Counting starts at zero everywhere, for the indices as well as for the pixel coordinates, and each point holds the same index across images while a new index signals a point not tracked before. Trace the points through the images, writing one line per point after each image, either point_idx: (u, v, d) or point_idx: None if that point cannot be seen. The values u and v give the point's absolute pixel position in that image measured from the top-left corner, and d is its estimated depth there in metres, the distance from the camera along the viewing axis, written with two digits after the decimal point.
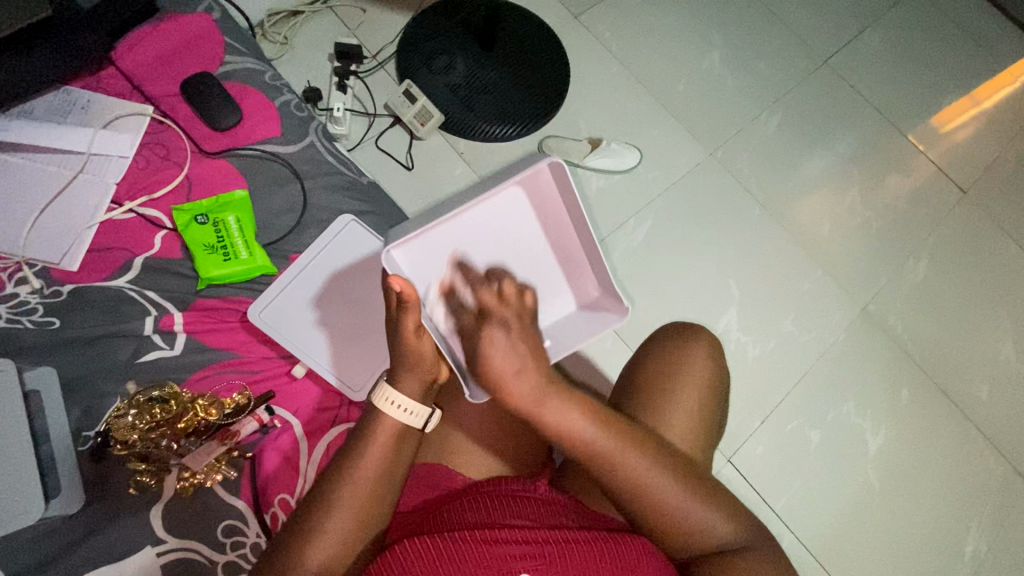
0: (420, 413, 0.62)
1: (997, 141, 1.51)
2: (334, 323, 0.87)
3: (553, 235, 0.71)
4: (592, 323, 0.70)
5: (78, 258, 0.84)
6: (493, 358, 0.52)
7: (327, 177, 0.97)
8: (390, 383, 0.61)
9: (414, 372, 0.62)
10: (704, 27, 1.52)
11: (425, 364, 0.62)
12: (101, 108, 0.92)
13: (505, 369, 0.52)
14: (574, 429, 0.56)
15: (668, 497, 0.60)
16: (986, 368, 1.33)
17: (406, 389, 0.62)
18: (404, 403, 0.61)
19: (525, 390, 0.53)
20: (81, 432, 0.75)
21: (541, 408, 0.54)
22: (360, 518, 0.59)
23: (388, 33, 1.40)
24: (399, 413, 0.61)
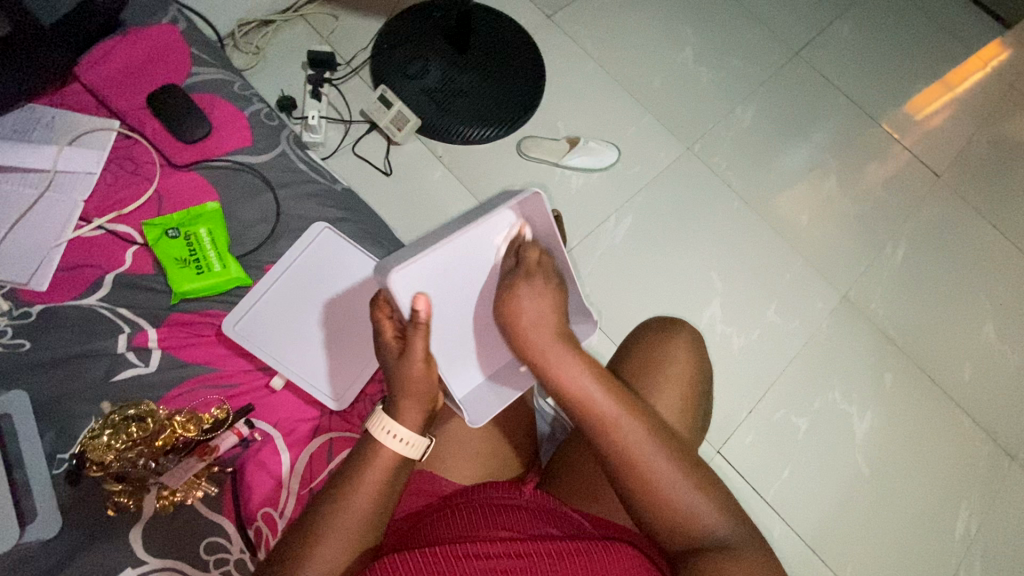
0: (417, 445, 0.61)
1: (970, 125, 1.53)
2: (321, 338, 0.86)
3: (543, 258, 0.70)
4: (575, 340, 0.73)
5: (47, 278, 0.82)
6: (518, 303, 0.60)
7: (301, 185, 0.96)
8: (391, 414, 0.61)
9: (409, 403, 0.61)
10: (677, 24, 1.53)
11: (421, 391, 0.61)
12: (66, 125, 0.91)
13: (527, 315, 0.60)
14: (578, 386, 0.59)
15: (660, 476, 0.59)
16: (968, 350, 1.34)
17: (404, 419, 0.61)
18: (402, 434, 0.60)
19: (541, 338, 0.60)
20: (55, 455, 0.73)
21: (550, 360, 0.59)
22: (353, 538, 0.58)
23: (362, 40, 1.40)
24: (397, 444, 0.60)
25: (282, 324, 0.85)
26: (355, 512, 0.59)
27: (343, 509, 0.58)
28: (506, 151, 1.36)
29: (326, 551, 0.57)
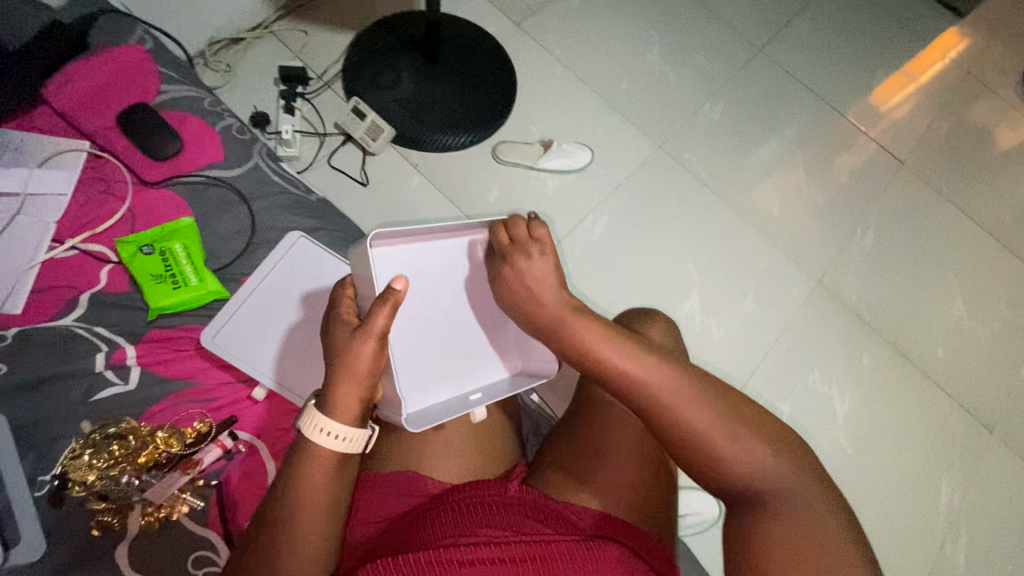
0: (356, 440, 0.61)
1: (930, 112, 1.58)
2: (292, 336, 0.87)
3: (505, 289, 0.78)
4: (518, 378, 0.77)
5: (21, 300, 0.82)
6: (532, 275, 0.68)
7: (275, 198, 0.97)
8: (325, 411, 0.60)
9: (346, 393, 0.61)
10: (643, 26, 1.57)
11: (367, 377, 0.61)
12: (35, 148, 0.91)
13: (539, 284, 0.67)
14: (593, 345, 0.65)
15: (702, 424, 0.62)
16: (941, 328, 1.38)
17: (339, 415, 0.61)
18: (338, 431, 0.60)
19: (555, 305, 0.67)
20: (36, 478, 0.73)
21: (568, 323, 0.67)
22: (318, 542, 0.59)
23: (333, 54, 1.41)
24: (333, 442, 0.60)
25: (260, 333, 0.86)
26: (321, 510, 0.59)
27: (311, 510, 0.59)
28: (481, 157, 1.38)
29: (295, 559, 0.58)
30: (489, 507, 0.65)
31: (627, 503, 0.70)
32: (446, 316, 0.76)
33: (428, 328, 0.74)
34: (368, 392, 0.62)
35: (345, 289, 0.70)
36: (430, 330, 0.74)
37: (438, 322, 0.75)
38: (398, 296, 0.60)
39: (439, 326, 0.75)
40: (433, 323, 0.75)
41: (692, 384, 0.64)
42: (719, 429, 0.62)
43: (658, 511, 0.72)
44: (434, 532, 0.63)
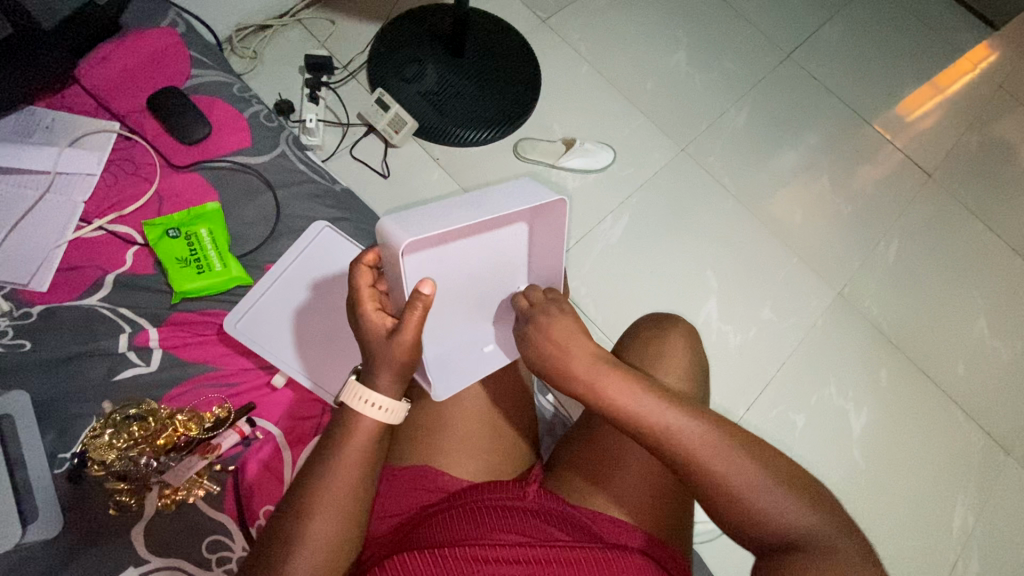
0: (395, 410, 0.61)
1: (959, 125, 1.55)
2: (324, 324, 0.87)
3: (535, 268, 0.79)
4: None
5: (47, 279, 0.83)
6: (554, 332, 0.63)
7: (300, 186, 0.97)
8: (364, 382, 0.60)
9: (385, 370, 0.60)
10: (669, 27, 1.55)
11: (403, 363, 0.60)
12: (66, 127, 0.92)
13: (562, 336, 0.63)
14: (635, 403, 0.58)
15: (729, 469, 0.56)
16: (962, 345, 1.36)
17: (381, 387, 0.61)
18: (379, 401, 0.60)
19: (583, 363, 0.61)
20: (57, 455, 0.73)
21: (598, 379, 0.60)
22: (336, 531, 0.58)
23: (359, 44, 1.41)
24: (375, 412, 0.60)
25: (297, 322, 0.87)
26: (335, 497, 0.58)
27: (326, 497, 0.58)
28: (502, 153, 1.37)
29: (311, 549, 0.57)
30: (504, 510, 0.65)
31: (647, 508, 0.69)
32: (465, 270, 0.76)
33: (448, 282, 0.75)
34: (406, 372, 0.61)
35: (365, 257, 0.66)
36: (450, 281, 0.75)
37: (460, 277, 0.76)
38: (427, 300, 0.58)
39: (460, 279, 0.76)
40: (455, 278, 0.75)
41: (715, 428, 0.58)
42: (762, 481, 0.56)
43: (676, 520, 0.71)
44: (450, 529, 0.63)
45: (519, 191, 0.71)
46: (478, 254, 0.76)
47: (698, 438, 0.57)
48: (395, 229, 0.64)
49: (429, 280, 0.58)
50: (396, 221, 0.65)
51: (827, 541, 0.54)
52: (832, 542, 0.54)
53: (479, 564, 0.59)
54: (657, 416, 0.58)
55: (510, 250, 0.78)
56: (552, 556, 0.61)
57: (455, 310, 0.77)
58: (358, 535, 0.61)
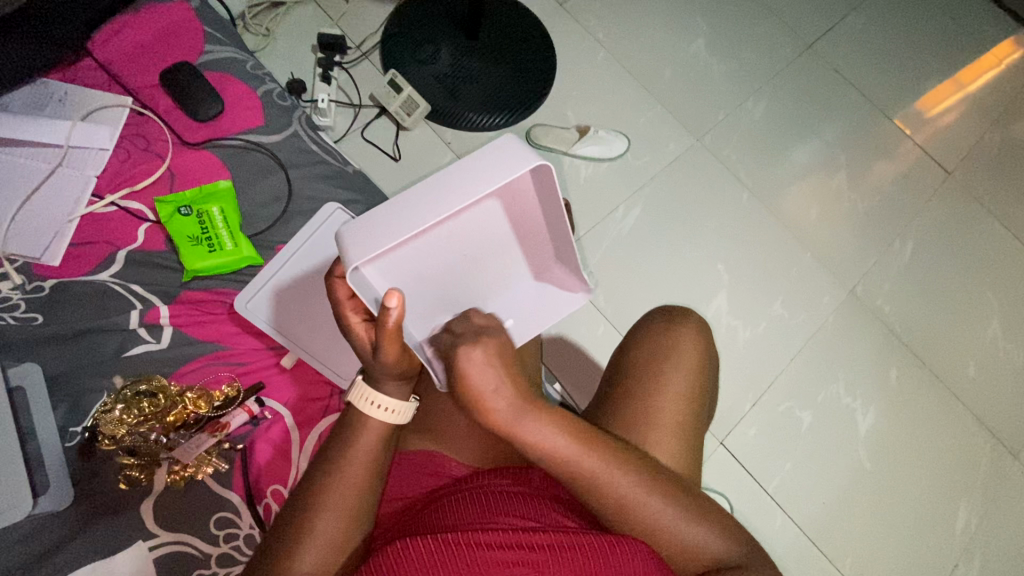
0: (402, 411, 0.62)
1: (981, 123, 1.52)
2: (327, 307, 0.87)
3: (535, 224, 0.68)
4: (552, 302, 0.71)
5: (59, 253, 0.83)
6: (469, 382, 0.52)
7: (312, 166, 0.96)
8: (370, 384, 0.61)
9: (383, 372, 0.60)
10: (689, 14, 1.51)
11: (399, 366, 0.60)
12: (79, 100, 0.91)
13: (482, 385, 0.52)
14: (552, 448, 0.56)
15: (655, 511, 0.61)
16: (973, 347, 1.34)
17: (386, 388, 0.61)
18: (386, 403, 0.61)
19: (504, 411, 0.53)
20: (68, 429, 0.74)
21: (517, 425, 0.54)
22: (345, 510, 0.59)
23: (372, 24, 1.39)
24: (380, 413, 0.61)
25: (298, 309, 0.86)
26: (347, 476, 0.59)
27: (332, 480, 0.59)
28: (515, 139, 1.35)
29: (318, 531, 0.57)
30: (510, 498, 0.64)
31: None
32: (443, 242, 0.67)
33: (431, 258, 0.67)
34: (407, 373, 0.61)
35: (335, 268, 0.61)
36: (432, 256, 0.67)
37: (441, 250, 0.68)
38: (396, 313, 0.53)
39: (445, 252, 0.68)
40: (438, 253, 0.67)
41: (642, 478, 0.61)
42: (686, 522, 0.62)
43: None
44: (457, 512, 0.63)
45: (493, 155, 0.59)
46: (464, 223, 0.67)
47: (610, 477, 0.59)
48: (354, 241, 0.57)
49: (393, 292, 0.53)
50: (357, 225, 0.58)
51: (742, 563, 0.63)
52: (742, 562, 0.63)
53: (485, 550, 0.57)
54: (579, 459, 0.57)
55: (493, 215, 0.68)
56: (560, 543, 0.59)
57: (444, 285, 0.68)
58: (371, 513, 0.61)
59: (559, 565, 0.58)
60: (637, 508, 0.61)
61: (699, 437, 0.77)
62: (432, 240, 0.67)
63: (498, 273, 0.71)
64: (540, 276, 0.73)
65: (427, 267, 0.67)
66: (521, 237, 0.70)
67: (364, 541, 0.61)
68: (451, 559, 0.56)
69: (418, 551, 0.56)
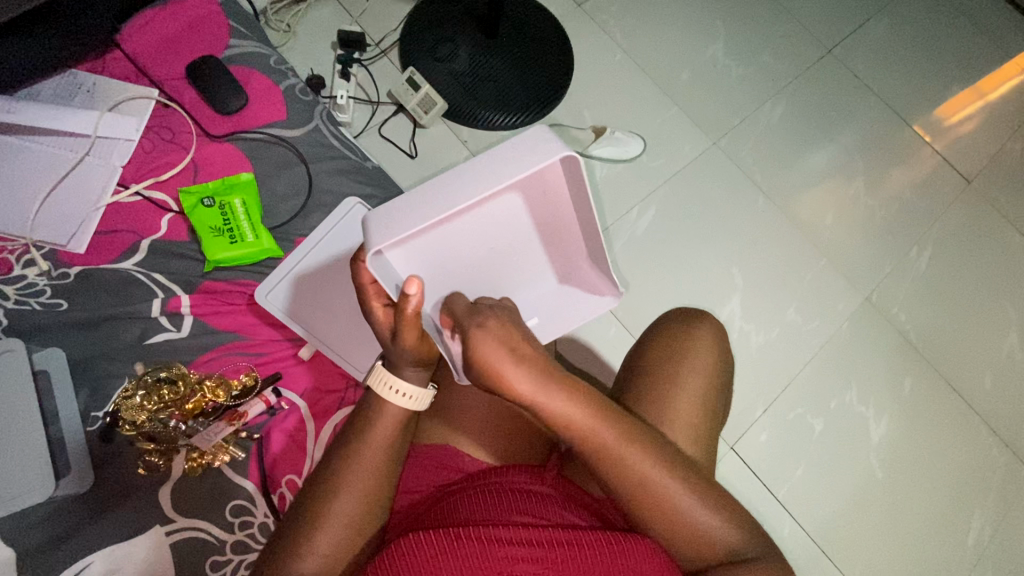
0: (421, 398, 0.62)
1: (1002, 131, 1.50)
2: (345, 302, 0.87)
3: (564, 219, 0.66)
4: (579, 300, 0.70)
5: (85, 241, 0.84)
6: (485, 354, 0.51)
7: (332, 161, 0.97)
8: (390, 370, 0.62)
9: (405, 359, 0.61)
10: (708, 17, 1.51)
11: (420, 351, 0.61)
12: (107, 91, 0.93)
13: (495, 358, 0.52)
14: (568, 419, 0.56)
15: (670, 498, 0.59)
16: (989, 358, 1.33)
17: (406, 375, 0.62)
18: (405, 389, 0.61)
19: (526, 382, 0.53)
20: (89, 413, 0.75)
21: (539, 395, 0.54)
22: (361, 501, 0.59)
23: (392, 22, 1.40)
24: (400, 400, 0.61)
25: (315, 301, 0.86)
26: (362, 468, 0.60)
27: (348, 470, 0.59)
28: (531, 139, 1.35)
29: (332, 523, 0.58)
30: (522, 495, 0.64)
31: None
32: (469, 229, 0.66)
33: (455, 247, 0.66)
34: (428, 357, 0.62)
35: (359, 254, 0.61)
36: (458, 246, 0.66)
37: (464, 239, 0.66)
38: (415, 301, 0.54)
39: (470, 242, 0.66)
40: (462, 243, 0.66)
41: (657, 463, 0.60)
42: (701, 513, 0.60)
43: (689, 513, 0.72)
44: (469, 506, 0.63)
45: (523, 147, 0.58)
46: (490, 214, 0.66)
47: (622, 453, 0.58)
48: (377, 229, 0.57)
49: (415, 279, 0.53)
50: (381, 216, 0.58)
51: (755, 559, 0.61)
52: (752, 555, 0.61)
53: (494, 547, 0.57)
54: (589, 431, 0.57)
55: (521, 205, 0.66)
56: (569, 542, 0.59)
57: (466, 277, 0.67)
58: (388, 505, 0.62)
59: (572, 563, 0.58)
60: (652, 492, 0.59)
61: (712, 439, 0.77)
62: (457, 233, 0.65)
63: (521, 269, 0.70)
64: (565, 279, 0.72)
65: (450, 260, 0.66)
66: (547, 231, 0.68)
67: (378, 531, 0.62)
68: (465, 554, 0.56)
69: (432, 545, 0.57)
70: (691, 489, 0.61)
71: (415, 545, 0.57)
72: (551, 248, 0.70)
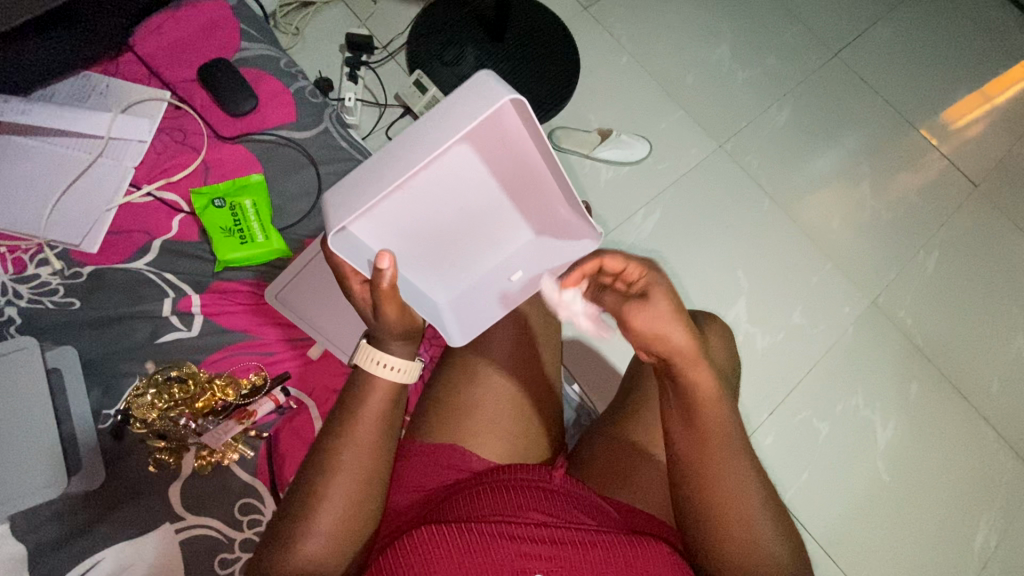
0: (409, 370, 0.64)
1: (1009, 135, 1.50)
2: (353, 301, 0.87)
3: (524, 164, 0.67)
4: (553, 249, 0.72)
5: (97, 241, 0.85)
6: (638, 313, 0.58)
7: (341, 163, 0.98)
8: (377, 346, 0.63)
9: (393, 334, 0.63)
10: (714, 20, 1.51)
11: (404, 323, 0.62)
12: (120, 94, 0.94)
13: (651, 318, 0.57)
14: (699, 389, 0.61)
15: (747, 492, 0.60)
16: (997, 362, 1.32)
17: (391, 349, 0.64)
18: (393, 362, 0.63)
19: (678, 341, 0.58)
20: (101, 411, 0.76)
21: (684, 360, 0.60)
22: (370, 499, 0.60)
23: (399, 25, 1.41)
24: (389, 373, 0.63)
25: (323, 301, 0.86)
26: (364, 467, 0.60)
27: (356, 469, 0.59)
28: None
29: (341, 522, 0.58)
30: (531, 494, 0.64)
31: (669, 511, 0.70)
32: (431, 194, 0.68)
33: (421, 215, 0.69)
34: (411, 329, 0.64)
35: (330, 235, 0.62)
36: (423, 212, 0.69)
37: (431, 201, 0.69)
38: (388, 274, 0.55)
39: (434, 206, 0.69)
40: (428, 204, 0.69)
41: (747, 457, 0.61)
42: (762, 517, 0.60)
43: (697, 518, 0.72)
44: (479, 505, 0.63)
45: (464, 100, 0.59)
46: (450, 171, 0.68)
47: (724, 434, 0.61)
48: (337, 207, 0.61)
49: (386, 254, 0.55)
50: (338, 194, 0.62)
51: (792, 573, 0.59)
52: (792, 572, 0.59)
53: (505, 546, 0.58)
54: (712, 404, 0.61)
55: (480, 157, 0.68)
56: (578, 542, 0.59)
57: (440, 238, 0.72)
58: (378, 504, 0.62)
59: (577, 564, 0.58)
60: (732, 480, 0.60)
61: None
62: (423, 195, 0.68)
63: (496, 223, 0.73)
64: (540, 228, 0.74)
65: (421, 222, 0.69)
66: (513, 180, 0.70)
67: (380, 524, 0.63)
68: (470, 556, 0.57)
69: (439, 546, 0.57)
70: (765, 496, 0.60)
71: (425, 543, 0.57)
72: (521, 197, 0.72)
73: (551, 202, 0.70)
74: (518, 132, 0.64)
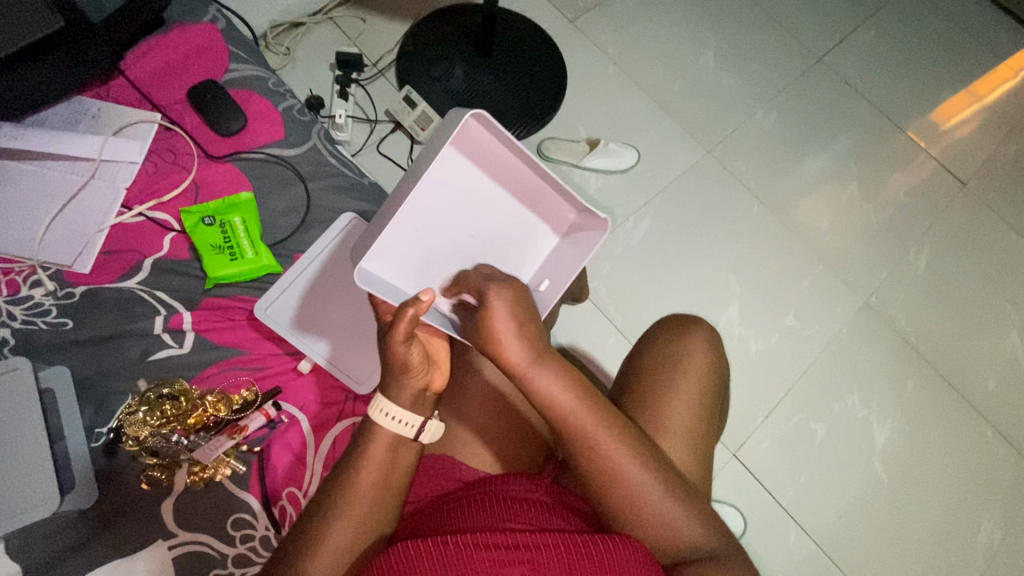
0: (414, 424, 0.63)
1: (997, 134, 1.51)
2: (342, 317, 0.89)
3: (517, 181, 0.72)
4: (578, 243, 0.71)
5: (90, 261, 0.87)
6: (495, 318, 0.56)
7: (329, 178, 1.00)
8: (384, 394, 0.63)
9: (403, 384, 0.63)
10: (700, 30, 1.53)
11: (415, 373, 0.63)
12: (111, 116, 0.96)
13: (502, 325, 0.56)
14: (560, 400, 0.58)
15: (650, 494, 0.60)
16: (994, 360, 1.32)
17: (400, 400, 0.64)
18: (401, 416, 0.63)
19: (521, 353, 0.56)
20: (94, 429, 0.78)
21: (532, 370, 0.57)
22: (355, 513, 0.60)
23: (388, 42, 1.44)
24: (394, 425, 0.63)
25: (315, 316, 0.88)
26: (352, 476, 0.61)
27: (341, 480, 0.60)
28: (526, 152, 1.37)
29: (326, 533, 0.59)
30: (513, 501, 0.65)
31: None
32: (435, 228, 0.70)
33: (441, 251, 0.71)
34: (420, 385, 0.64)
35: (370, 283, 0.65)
36: (433, 249, 0.70)
37: (451, 239, 0.71)
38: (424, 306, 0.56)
39: (451, 239, 0.71)
40: (450, 242, 0.71)
41: (637, 460, 0.61)
42: (676, 512, 0.61)
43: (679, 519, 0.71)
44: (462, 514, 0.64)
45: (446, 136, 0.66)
46: (461, 206, 0.71)
47: (595, 441, 0.60)
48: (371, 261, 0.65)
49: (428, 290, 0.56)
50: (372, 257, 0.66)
51: (719, 559, 0.61)
52: (723, 558, 0.62)
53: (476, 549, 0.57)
54: (574, 412, 0.59)
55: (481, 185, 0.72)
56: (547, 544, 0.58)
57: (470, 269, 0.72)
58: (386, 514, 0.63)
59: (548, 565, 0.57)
60: (631, 486, 0.60)
61: (711, 442, 0.78)
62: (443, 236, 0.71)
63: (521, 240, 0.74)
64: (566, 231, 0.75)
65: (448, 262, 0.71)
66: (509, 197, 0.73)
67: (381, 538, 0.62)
68: (446, 554, 0.56)
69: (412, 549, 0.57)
70: (670, 493, 0.61)
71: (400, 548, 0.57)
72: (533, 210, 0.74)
73: (550, 202, 0.73)
74: (504, 144, 0.67)
